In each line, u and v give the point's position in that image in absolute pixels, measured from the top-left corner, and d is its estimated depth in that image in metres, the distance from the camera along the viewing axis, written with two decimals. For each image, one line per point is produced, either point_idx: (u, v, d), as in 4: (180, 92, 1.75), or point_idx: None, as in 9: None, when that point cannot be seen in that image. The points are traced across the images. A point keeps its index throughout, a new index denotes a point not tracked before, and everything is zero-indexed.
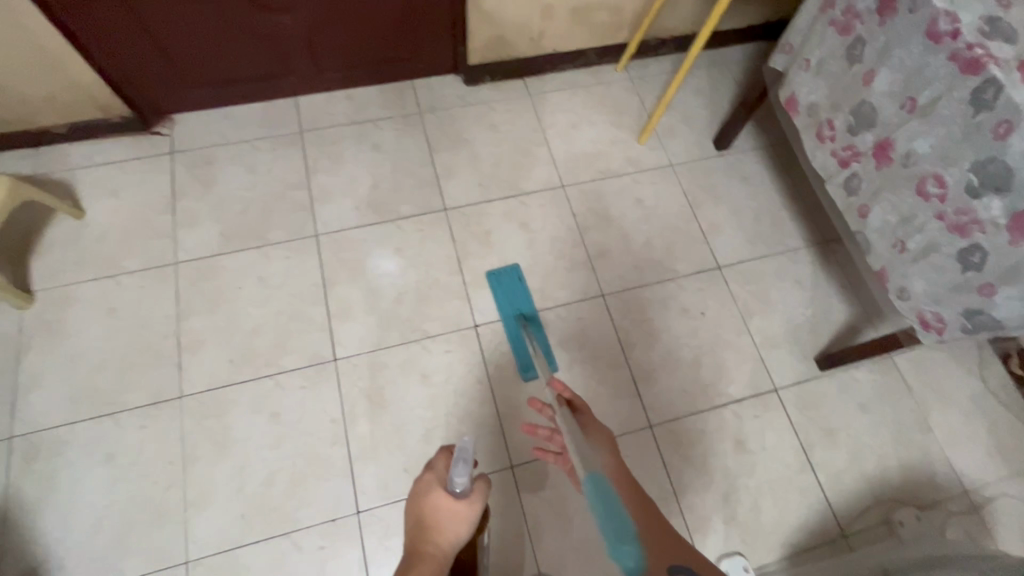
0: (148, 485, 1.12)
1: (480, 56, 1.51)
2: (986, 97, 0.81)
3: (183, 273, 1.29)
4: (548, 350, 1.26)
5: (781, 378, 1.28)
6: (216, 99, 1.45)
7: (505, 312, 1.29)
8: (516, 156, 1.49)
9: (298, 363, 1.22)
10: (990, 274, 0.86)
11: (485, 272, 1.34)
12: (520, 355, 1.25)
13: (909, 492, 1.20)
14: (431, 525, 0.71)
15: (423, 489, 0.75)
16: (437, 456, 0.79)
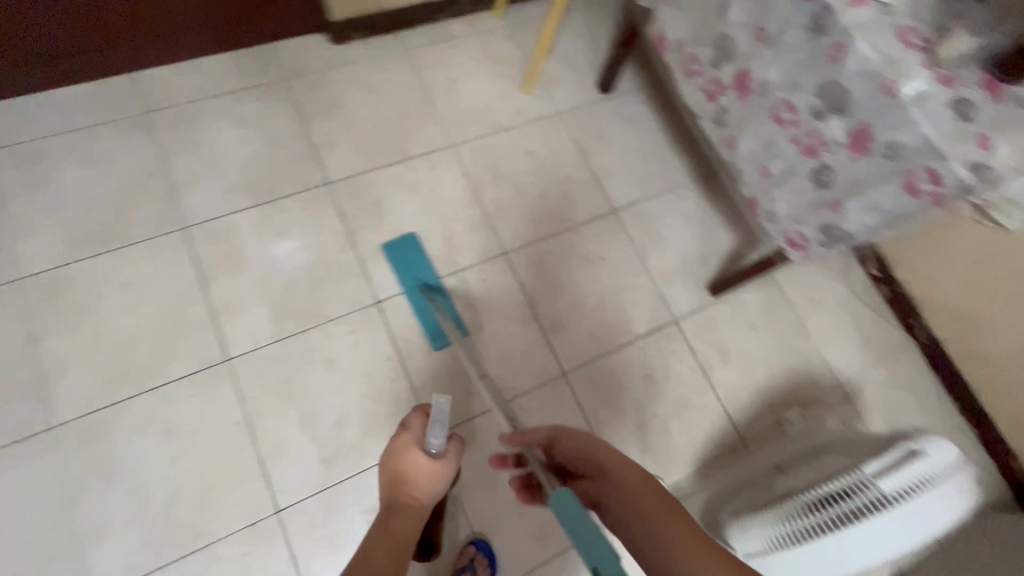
0: (26, 533, 0.99)
1: (344, 11, 1.36)
2: (822, 20, 0.86)
3: (27, 290, 1.12)
4: (457, 318, 1.25)
5: (679, 312, 1.36)
6: (29, 82, 1.22)
7: (407, 282, 1.25)
8: (397, 118, 1.40)
9: (187, 370, 1.11)
10: (838, 191, 0.93)
11: (380, 243, 1.28)
12: (429, 327, 1.22)
13: (794, 393, 1.34)
14: (411, 476, 0.79)
15: (403, 445, 0.84)
16: (412, 417, 0.88)
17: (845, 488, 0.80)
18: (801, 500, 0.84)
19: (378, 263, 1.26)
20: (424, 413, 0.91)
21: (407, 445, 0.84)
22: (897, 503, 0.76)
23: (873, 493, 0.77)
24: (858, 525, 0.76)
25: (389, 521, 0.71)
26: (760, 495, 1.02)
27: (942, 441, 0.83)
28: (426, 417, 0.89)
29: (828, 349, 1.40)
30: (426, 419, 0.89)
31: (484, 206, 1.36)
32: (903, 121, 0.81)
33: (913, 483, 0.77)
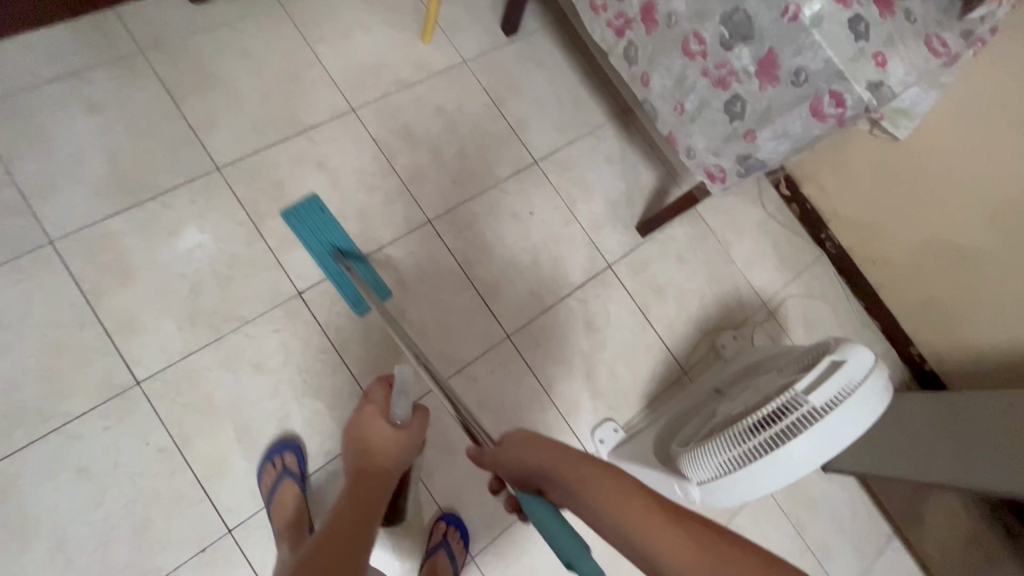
0: None
1: None
2: None
3: None
4: (377, 283, 1.18)
5: (612, 256, 1.37)
6: None
7: (316, 250, 1.16)
8: (285, 85, 1.25)
9: (92, 402, 0.99)
10: (749, 121, 0.93)
11: (281, 212, 1.17)
12: (349, 297, 1.15)
13: (725, 318, 1.42)
14: (376, 446, 0.85)
15: (368, 417, 0.89)
16: (374, 389, 0.93)
17: (781, 406, 0.86)
18: (742, 424, 0.89)
19: (292, 252, 1.16)
20: (387, 382, 0.94)
21: (372, 417, 0.89)
22: (826, 413, 0.82)
23: (805, 408, 0.84)
24: (794, 439, 0.82)
25: (359, 488, 0.79)
26: (703, 423, 1.07)
27: (860, 348, 0.89)
28: (389, 388, 0.93)
29: (751, 271, 1.48)
30: (389, 388, 0.93)
31: (399, 174, 1.27)
32: (806, 45, 0.82)
33: (837, 395, 0.84)
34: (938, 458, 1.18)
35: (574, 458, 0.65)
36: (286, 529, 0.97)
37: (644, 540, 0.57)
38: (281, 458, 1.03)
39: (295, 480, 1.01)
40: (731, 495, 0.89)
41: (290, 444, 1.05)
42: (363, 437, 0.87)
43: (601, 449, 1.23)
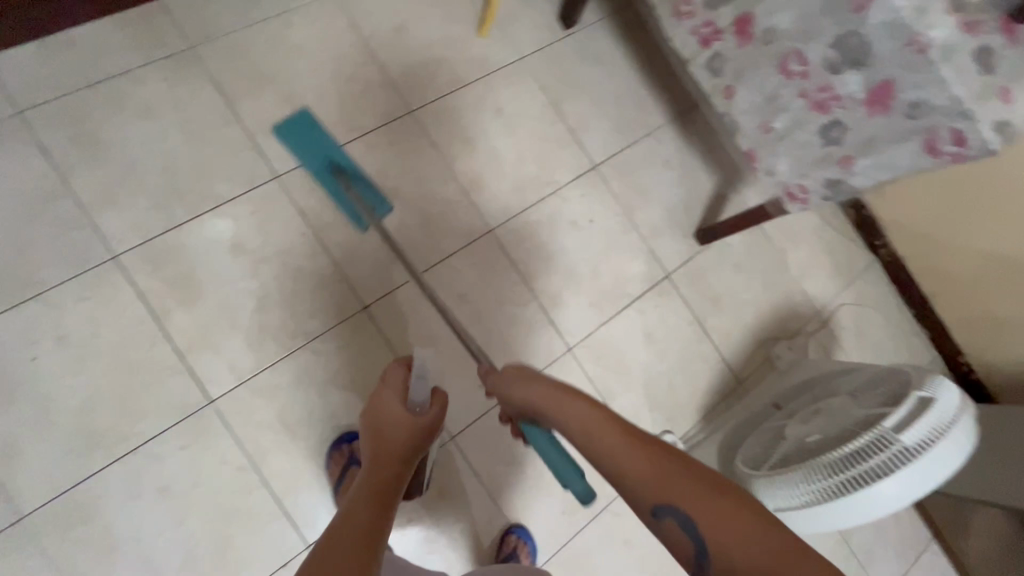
0: None
1: None
2: None
3: None
4: (376, 192, 1.14)
5: (670, 265, 1.35)
6: None
7: (312, 161, 1.11)
8: (340, 85, 1.19)
9: (167, 423, 0.98)
10: (848, 147, 0.90)
11: (272, 125, 1.12)
12: (351, 213, 1.12)
13: (779, 326, 1.42)
14: (393, 430, 0.77)
15: (385, 397, 0.82)
16: (390, 368, 0.85)
17: (870, 442, 0.88)
18: (830, 456, 0.91)
19: (355, 265, 1.14)
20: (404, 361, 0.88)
21: (390, 397, 0.82)
22: (919, 452, 0.84)
23: (896, 446, 0.85)
24: (886, 478, 0.84)
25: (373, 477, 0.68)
26: (773, 443, 1.09)
27: (943, 381, 0.90)
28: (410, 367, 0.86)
29: (806, 279, 1.46)
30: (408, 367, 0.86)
31: (459, 181, 1.23)
32: (931, 79, 0.78)
33: (930, 433, 0.85)
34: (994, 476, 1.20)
35: (560, 392, 0.72)
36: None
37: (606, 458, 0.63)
38: (349, 446, 1.04)
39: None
40: (815, 524, 0.92)
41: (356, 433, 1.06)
42: (378, 418, 0.79)
43: None
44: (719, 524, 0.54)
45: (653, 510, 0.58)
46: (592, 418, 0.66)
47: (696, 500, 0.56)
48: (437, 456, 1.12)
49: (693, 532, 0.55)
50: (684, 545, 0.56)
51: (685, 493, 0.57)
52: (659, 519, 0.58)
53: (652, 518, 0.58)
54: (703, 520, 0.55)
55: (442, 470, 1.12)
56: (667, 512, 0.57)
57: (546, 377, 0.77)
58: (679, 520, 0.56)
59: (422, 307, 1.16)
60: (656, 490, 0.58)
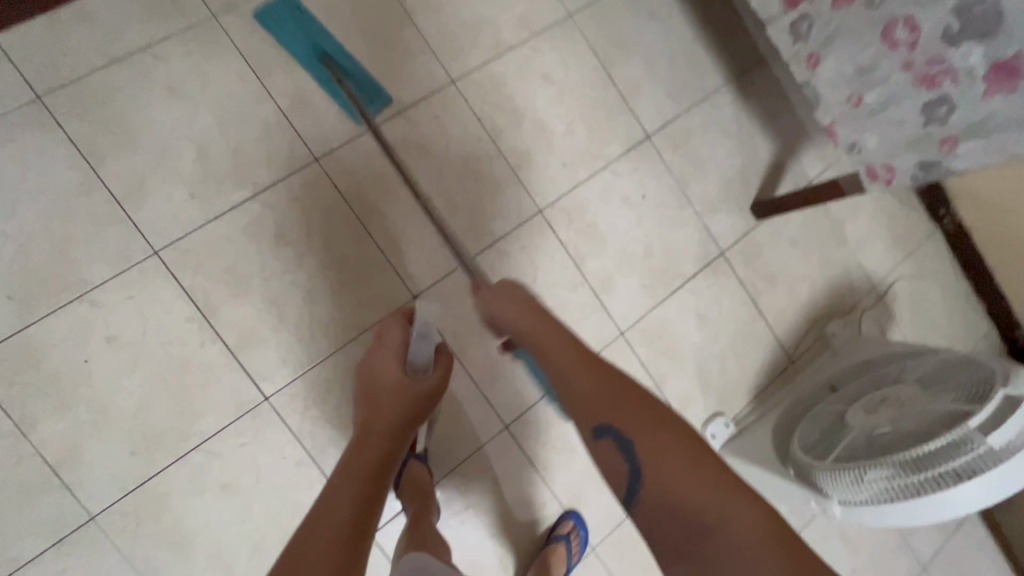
0: None
1: None
2: None
3: None
4: (371, 85, 1.07)
5: (725, 242, 1.29)
6: None
7: (300, 55, 1.04)
8: (377, 53, 1.09)
9: (225, 420, 0.98)
10: (955, 127, 0.82)
11: (253, 14, 1.02)
12: (349, 110, 1.06)
13: (835, 303, 1.37)
14: (388, 395, 0.78)
15: (383, 358, 0.82)
16: (389, 327, 0.84)
17: (953, 441, 0.86)
18: (911, 453, 0.88)
19: (402, 252, 1.09)
20: (404, 317, 0.86)
21: (388, 357, 0.81)
22: (1007, 453, 0.82)
23: (983, 447, 0.83)
24: (975, 479, 0.83)
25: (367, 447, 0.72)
26: (832, 430, 1.06)
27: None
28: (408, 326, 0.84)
29: (865, 253, 1.39)
30: (406, 325, 0.85)
31: (506, 158, 1.15)
32: None
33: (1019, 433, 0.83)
34: None
35: (539, 314, 0.75)
36: (410, 505, 0.98)
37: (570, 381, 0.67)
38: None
39: (418, 459, 1.03)
40: (886, 519, 0.91)
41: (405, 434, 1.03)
42: (374, 379, 0.80)
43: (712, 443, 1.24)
44: (653, 449, 0.59)
45: (596, 432, 0.64)
46: (557, 344, 0.71)
47: (634, 425, 0.62)
48: (492, 445, 1.12)
49: (625, 450, 0.61)
50: (617, 465, 0.61)
51: (626, 416, 0.62)
52: (599, 438, 0.63)
53: (593, 438, 0.64)
54: (635, 438, 0.60)
55: (498, 458, 1.12)
56: (606, 430, 0.62)
57: (525, 293, 0.78)
58: (616, 439, 0.61)
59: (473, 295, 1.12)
60: (602, 410, 0.64)
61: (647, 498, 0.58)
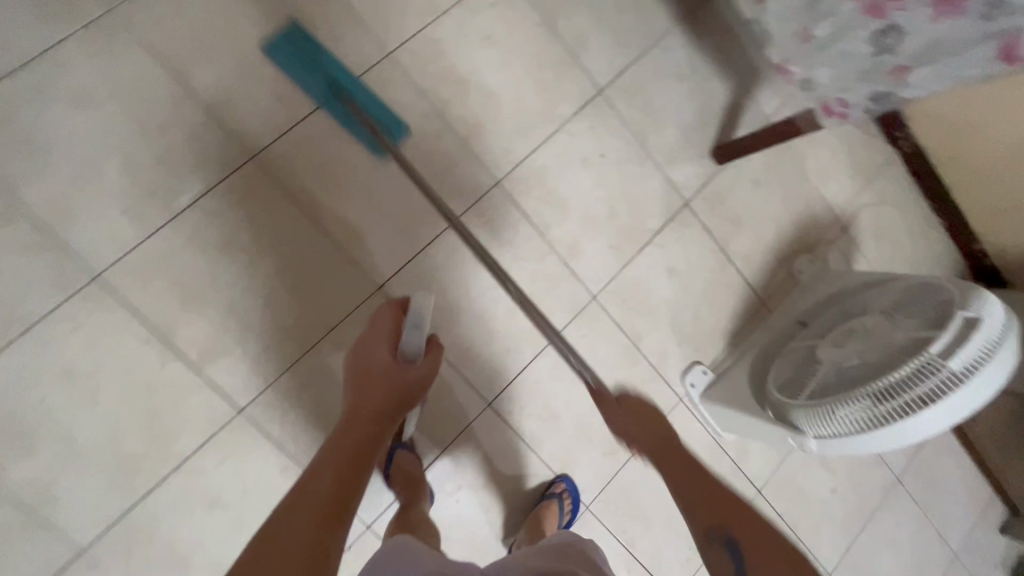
0: None
1: None
2: None
3: None
4: (392, 118, 1.04)
5: (688, 192, 1.28)
6: None
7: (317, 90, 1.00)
8: (302, 33, 1.01)
9: (201, 437, 0.96)
10: (905, 55, 0.80)
11: (264, 47, 0.99)
12: (367, 142, 1.03)
13: (801, 239, 1.37)
14: (375, 377, 0.75)
15: (374, 343, 0.79)
16: (383, 313, 0.82)
17: (915, 370, 0.88)
18: (877, 386, 0.91)
19: (359, 244, 1.05)
20: (398, 304, 0.84)
21: (377, 344, 0.79)
22: (967, 375, 0.85)
23: (944, 373, 0.86)
24: (939, 403, 0.86)
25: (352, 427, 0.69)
26: (806, 368, 1.09)
27: (988, 300, 0.90)
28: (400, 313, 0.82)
29: (827, 185, 1.39)
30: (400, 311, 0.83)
31: (455, 132, 1.10)
32: None
33: (977, 354, 0.86)
34: None
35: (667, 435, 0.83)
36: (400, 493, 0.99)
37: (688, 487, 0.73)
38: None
39: (406, 448, 1.03)
40: (861, 449, 0.94)
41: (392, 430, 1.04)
42: (364, 362, 0.77)
43: (692, 393, 1.26)
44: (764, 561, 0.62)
45: (708, 535, 0.67)
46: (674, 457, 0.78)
47: (750, 537, 0.65)
48: (478, 425, 1.12)
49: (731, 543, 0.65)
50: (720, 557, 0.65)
51: (744, 528, 0.66)
52: (711, 539, 0.66)
53: (703, 539, 0.67)
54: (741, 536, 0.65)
55: (485, 437, 1.12)
56: (720, 534, 0.66)
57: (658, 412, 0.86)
58: (727, 538, 0.65)
59: (439, 278, 1.10)
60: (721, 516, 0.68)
61: None
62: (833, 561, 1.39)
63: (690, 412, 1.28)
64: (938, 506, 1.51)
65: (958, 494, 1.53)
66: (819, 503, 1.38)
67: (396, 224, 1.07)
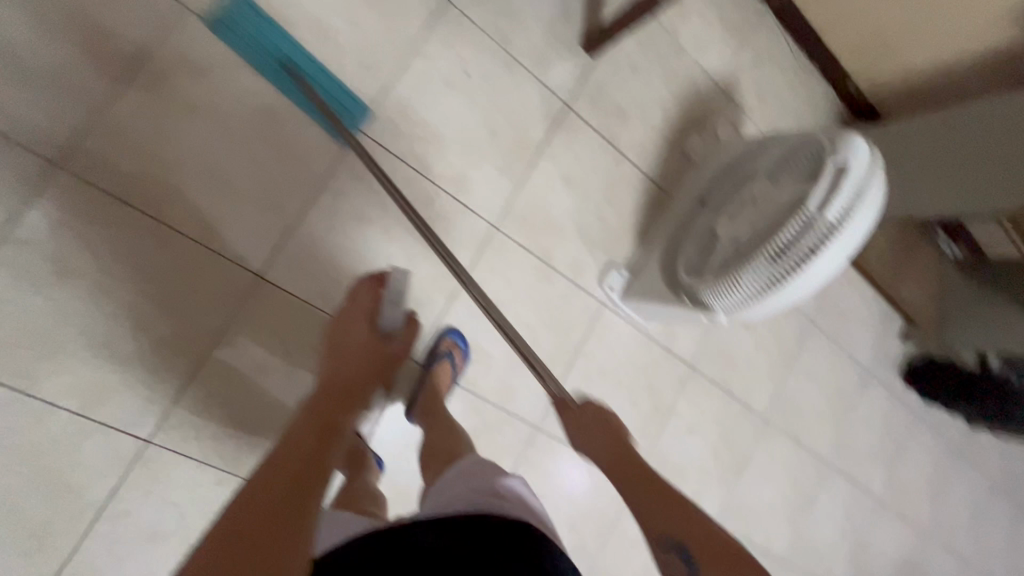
0: None
1: None
2: None
3: None
4: (349, 95, 1.00)
5: (567, 94, 1.21)
6: None
7: (263, 61, 0.95)
8: (68, 4, 0.84)
9: (112, 480, 0.89)
10: None
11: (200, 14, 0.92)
12: (324, 124, 1.01)
13: (689, 116, 1.36)
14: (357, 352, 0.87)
15: (353, 320, 0.90)
16: (361, 289, 0.91)
17: (799, 227, 0.92)
18: (768, 250, 0.94)
19: (223, 235, 0.95)
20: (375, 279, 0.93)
21: (358, 318, 0.90)
22: (842, 223, 0.89)
23: (823, 224, 0.89)
24: (824, 251, 0.90)
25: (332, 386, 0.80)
26: (708, 245, 1.12)
27: (856, 144, 0.93)
28: (381, 291, 0.92)
29: (704, 55, 1.36)
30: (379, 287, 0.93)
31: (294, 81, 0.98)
32: None
33: (849, 201, 0.90)
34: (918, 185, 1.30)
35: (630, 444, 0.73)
36: (342, 469, 0.98)
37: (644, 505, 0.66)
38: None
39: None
40: (762, 310, 0.99)
41: None
42: (346, 338, 0.88)
43: (612, 295, 1.28)
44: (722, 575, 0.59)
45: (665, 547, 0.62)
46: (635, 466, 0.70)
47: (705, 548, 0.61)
48: (411, 382, 1.11)
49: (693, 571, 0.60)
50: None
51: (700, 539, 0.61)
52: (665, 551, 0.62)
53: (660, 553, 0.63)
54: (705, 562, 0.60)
55: None
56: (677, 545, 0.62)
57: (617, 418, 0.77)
58: (687, 559, 0.61)
59: (325, 248, 1.03)
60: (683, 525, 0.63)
61: None
62: (766, 406, 1.53)
63: (614, 314, 1.30)
64: (847, 333, 1.66)
65: (862, 318, 1.69)
66: (746, 360, 1.49)
67: (259, 203, 0.98)
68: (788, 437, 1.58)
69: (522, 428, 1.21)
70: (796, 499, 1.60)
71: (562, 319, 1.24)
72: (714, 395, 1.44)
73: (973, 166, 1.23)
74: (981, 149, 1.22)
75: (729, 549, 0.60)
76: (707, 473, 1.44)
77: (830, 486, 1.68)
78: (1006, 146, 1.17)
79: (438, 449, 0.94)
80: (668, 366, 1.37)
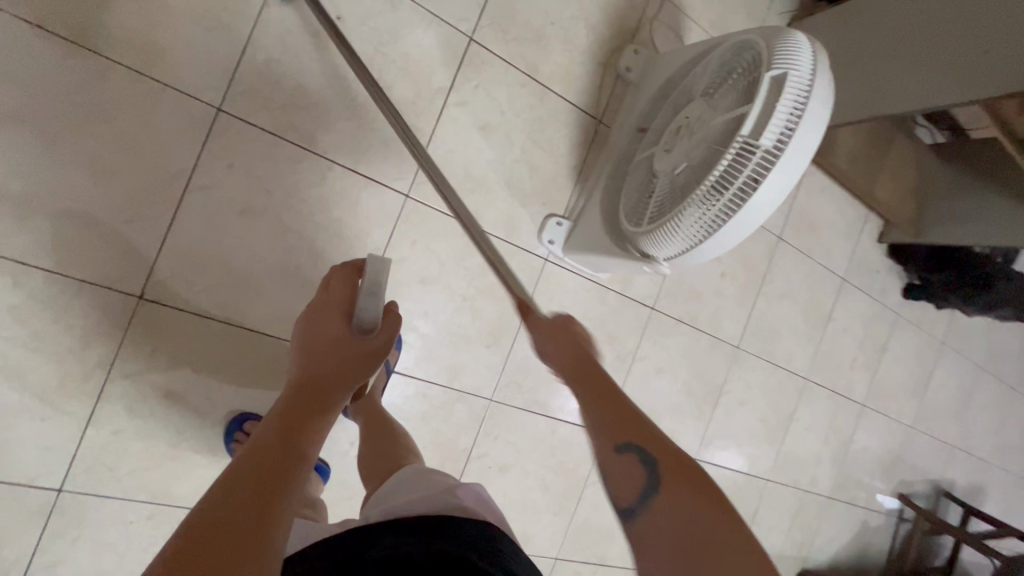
0: None
1: None
2: None
3: None
4: None
5: (468, 24, 1.03)
6: None
7: None
8: None
9: (33, 534, 0.85)
10: None
11: None
12: None
13: (619, 28, 1.17)
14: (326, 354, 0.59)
15: (322, 316, 0.63)
16: (335, 279, 0.66)
17: (734, 157, 0.79)
18: (704, 187, 0.82)
19: (84, 258, 0.83)
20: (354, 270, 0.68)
21: (331, 312, 0.64)
22: (782, 147, 0.76)
23: (760, 152, 0.77)
24: (766, 179, 0.77)
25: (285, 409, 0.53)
26: (648, 185, 0.98)
27: (800, 46, 0.79)
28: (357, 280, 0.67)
29: None
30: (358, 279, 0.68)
31: (127, 62, 0.83)
32: None
33: (789, 119, 0.76)
34: (884, 74, 1.15)
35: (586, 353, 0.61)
36: None
37: (592, 406, 0.56)
38: (244, 431, 0.95)
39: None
40: (704, 256, 0.88)
41: (245, 415, 0.96)
42: (313, 335, 0.62)
43: (555, 250, 1.17)
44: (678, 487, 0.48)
45: (615, 445, 0.52)
46: (599, 380, 0.58)
47: (665, 455, 0.50)
48: None
49: (653, 475, 0.49)
50: (635, 487, 0.50)
51: (659, 441, 0.52)
52: (618, 452, 0.52)
53: (612, 452, 0.52)
54: (667, 467, 0.49)
55: None
56: (631, 446, 0.51)
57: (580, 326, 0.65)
58: (642, 458, 0.50)
59: (212, 253, 0.91)
60: (643, 432, 0.52)
61: (656, 525, 0.47)
62: (739, 335, 1.47)
63: (561, 268, 1.20)
64: (820, 245, 1.56)
65: (836, 225, 1.59)
66: (712, 291, 1.40)
67: (117, 215, 0.84)
68: (764, 360, 1.53)
69: (476, 403, 1.16)
70: (776, 418, 1.59)
71: (501, 283, 1.14)
72: (680, 333, 1.37)
73: (930, 49, 1.07)
74: (940, 29, 1.05)
75: (688, 459, 0.51)
76: (681, 410, 1.41)
77: (812, 399, 1.65)
78: (964, 24, 1.01)
79: (372, 451, 0.88)
80: (627, 312, 1.29)
